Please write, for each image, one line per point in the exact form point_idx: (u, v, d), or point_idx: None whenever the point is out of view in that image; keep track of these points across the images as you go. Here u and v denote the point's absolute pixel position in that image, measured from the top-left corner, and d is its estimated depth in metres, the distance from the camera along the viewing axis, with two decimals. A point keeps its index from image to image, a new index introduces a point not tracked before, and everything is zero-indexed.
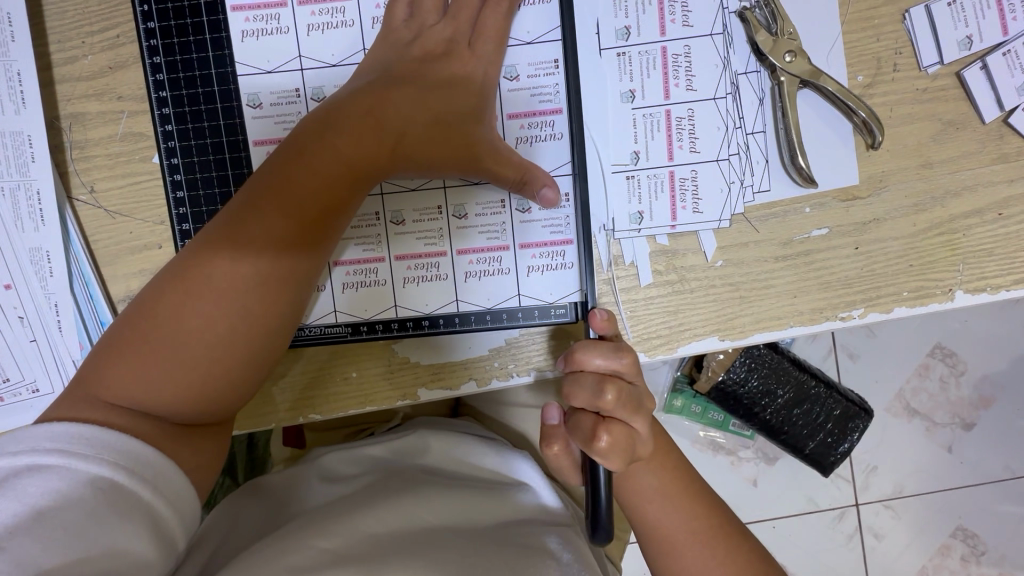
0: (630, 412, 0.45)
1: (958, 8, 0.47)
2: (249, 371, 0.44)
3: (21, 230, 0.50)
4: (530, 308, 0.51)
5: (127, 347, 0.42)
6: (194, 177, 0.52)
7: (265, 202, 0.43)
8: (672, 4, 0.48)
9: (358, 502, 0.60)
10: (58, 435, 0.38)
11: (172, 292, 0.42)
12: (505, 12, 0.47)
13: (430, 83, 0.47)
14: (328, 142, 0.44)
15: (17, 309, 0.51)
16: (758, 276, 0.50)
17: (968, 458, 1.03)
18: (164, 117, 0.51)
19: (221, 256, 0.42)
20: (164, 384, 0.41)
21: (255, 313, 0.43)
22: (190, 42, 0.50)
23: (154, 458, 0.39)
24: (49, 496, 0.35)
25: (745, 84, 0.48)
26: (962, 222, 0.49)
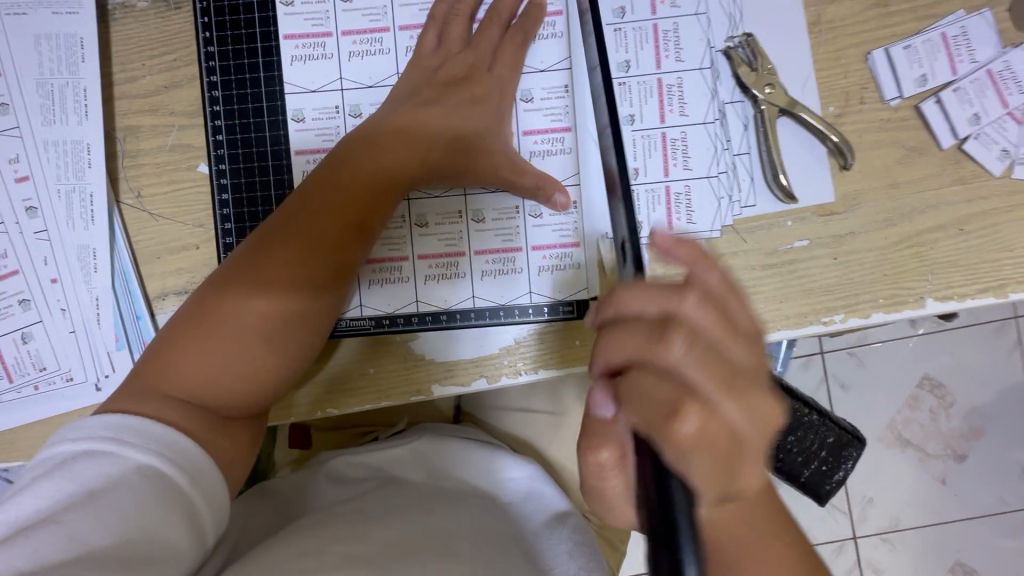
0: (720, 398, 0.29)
1: (913, 51, 0.54)
2: (292, 363, 0.49)
3: (72, 228, 0.55)
4: (538, 305, 0.55)
5: (181, 345, 0.45)
6: (239, 181, 0.56)
7: (314, 214, 0.48)
8: (667, 42, 0.55)
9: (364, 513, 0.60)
10: (111, 424, 0.41)
11: (225, 295, 0.46)
12: (521, 42, 0.54)
13: (455, 104, 0.53)
14: (370, 159, 0.50)
15: (60, 302, 0.55)
16: (747, 282, 0.55)
17: (961, 489, 1.12)
18: (216, 127, 0.56)
19: (273, 258, 0.47)
20: (216, 378, 0.45)
21: (302, 313, 0.48)
22: (246, 64, 0.56)
23: (191, 449, 0.42)
24: (101, 479, 0.39)
25: (731, 111, 0.55)
26: (928, 237, 0.54)
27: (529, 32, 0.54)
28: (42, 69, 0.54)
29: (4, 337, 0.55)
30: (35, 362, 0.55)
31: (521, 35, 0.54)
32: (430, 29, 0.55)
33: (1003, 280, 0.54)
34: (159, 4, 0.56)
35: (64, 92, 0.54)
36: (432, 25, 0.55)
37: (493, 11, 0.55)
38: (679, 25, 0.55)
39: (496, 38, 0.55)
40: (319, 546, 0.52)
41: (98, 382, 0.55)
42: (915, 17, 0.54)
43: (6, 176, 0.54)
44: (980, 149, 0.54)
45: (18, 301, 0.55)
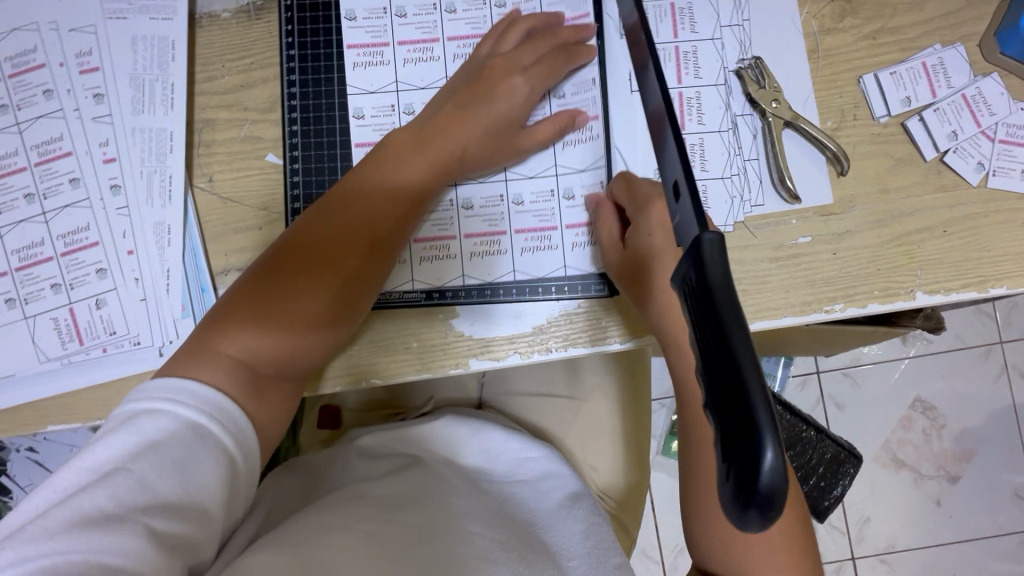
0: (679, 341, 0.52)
1: (899, 77, 0.62)
2: (331, 335, 0.54)
3: (151, 206, 0.61)
4: (565, 284, 0.61)
5: (234, 316, 0.50)
6: (309, 166, 0.63)
7: (358, 204, 0.55)
8: (687, 61, 0.63)
9: (394, 483, 0.63)
10: (170, 386, 0.46)
11: (277, 274, 0.52)
12: (563, 62, 0.61)
13: (493, 100, 0.58)
14: (411, 154, 0.56)
15: (134, 272, 0.60)
16: (757, 272, 0.61)
17: (955, 512, 1.18)
18: (292, 119, 0.63)
19: (327, 241, 0.53)
20: (265, 347, 0.50)
21: (344, 288, 0.53)
22: (322, 66, 0.64)
23: (237, 414, 0.47)
24: (161, 434, 0.43)
25: (742, 123, 0.62)
26: (916, 236, 0.61)
27: (569, 48, 0.62)
28: (136, 66, 0.61)
29: (80, 302, 0.60)
30: (106, 326, 0.60)
31: (562, 54, 0.61)
32: (489, 38, 0.62)
33: (983, 277, 0.61)
34: (241, 15, 0.64)
35: (154, 86, 0.61)
36: (488, 37, 0.62)
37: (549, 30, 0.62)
38: (698, 48, 0.63)
39: (539, 49, 0.61)
40: (346, 521, 0.55)
41: (162, 347, 0.60)
42: (899, 48, 0.63)
43: (96, 158, 0.60)
44: (958, 161, 0.61)
45: (96, 270, 0.60)
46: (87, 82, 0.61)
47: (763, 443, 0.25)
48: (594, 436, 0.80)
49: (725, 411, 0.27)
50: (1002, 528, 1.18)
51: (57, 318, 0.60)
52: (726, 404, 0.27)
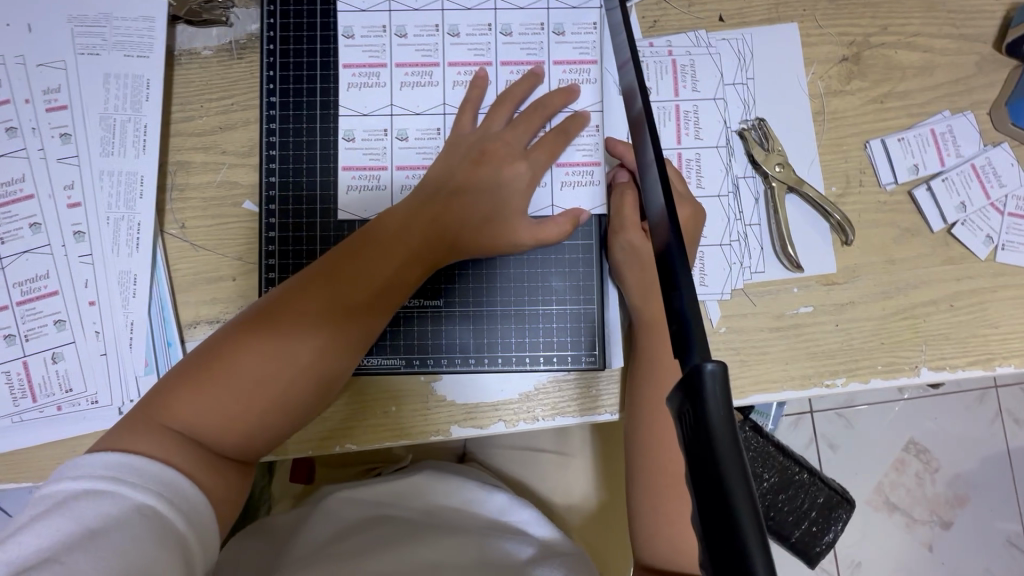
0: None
1: (906, 143, 0.60)
2: (281, 416, 0.48)
3: (116, 254, 0.57)
4: (550, 353, 0.58)
5: (186, 385, 0.46)
6: (287, 208, 0.58)
7: (325, 277, 0.50)
8: (687, 121, 0.60)
9: (368, 549, 0.60)
10: (112, 463, 0.41)
11: (235, 344, 0.47)
12: (562, 142, 0.56)
13: (480, 191, 0.54)
14: (397, 236, 0.52)
15: (95, 325, 0.56)
16: (756, 342, 0.58)
17: (948, 558, 1.13)
18: (271, 156, 0.59)
19: (296, 321, 0.48)
20: (212, 422, 0.46)
21: (301, 370, 0.48)
22: (304, 101, 0.59)
23: (191, 491, 0.43)
24: (101, 517, 0.39)
25: (744, 185, 0.60)
26: (921, 310, 0.59)
27: (569, 136, 0.57)
28: (108, 105, 0.58)
29: (35, 356, 0.56)
30: (61, 383, 0.56)
31: (558, 145, 0.56)
32: (465, 112, 0.57)
33: (990, 355, 0.58)
34: (223, 53, 0.61)
35: (125, 127, 0.58)
36: (466, 107, 0.57)
37: (540, 106, 0.56)
38: (698, 108, 0.60)
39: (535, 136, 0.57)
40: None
41: (122, 406, 0.56)
42: (907, 114, 0.61)
43: (60, 201, 0.57)
44: (966, 233, 0.59)
45: (54, 322, 0.56)
46: (53, 121, 0.57)
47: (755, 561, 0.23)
48: (579, 492, 0.76)
49: (707, 519, 0.24)
50: None
51: (9, 372, 0.56)
52: (707, 515, 0.24)
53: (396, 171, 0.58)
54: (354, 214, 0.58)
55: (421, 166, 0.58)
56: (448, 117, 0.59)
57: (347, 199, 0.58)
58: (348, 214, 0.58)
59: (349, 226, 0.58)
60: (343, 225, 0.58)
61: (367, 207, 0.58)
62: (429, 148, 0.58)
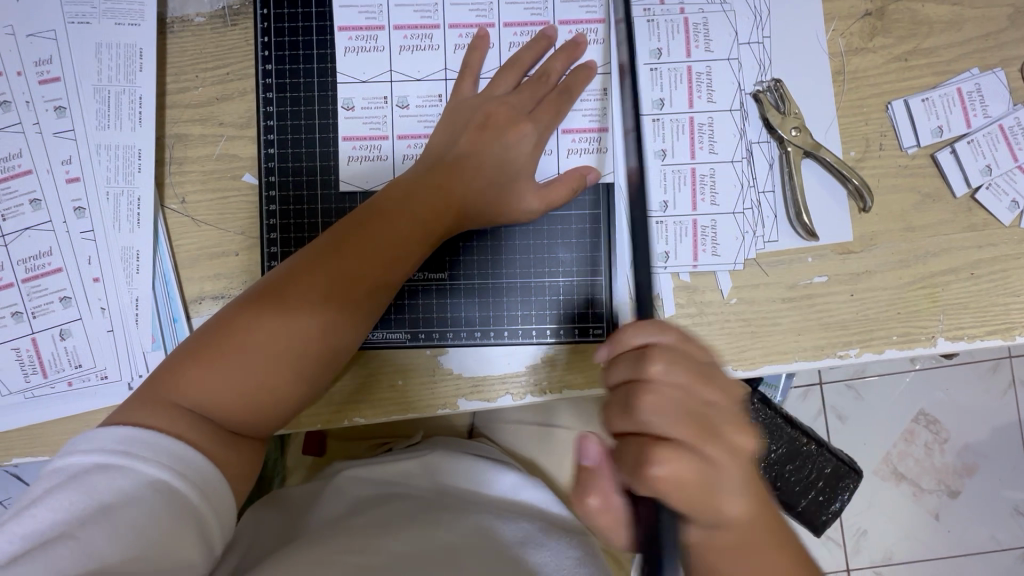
0: (690, 433, 0.38)
1: (931, 104, 0.57)
2: (287, 390, 0.47)
3: (118, 230, 0.56)
4: (557, 326, 0.57)
5: (193, 361, 0.46)
6: (287, 180, 0.57)
7: (329, 252, 0.49)
8: (699, 83, 0.57)
9: (384, 522, 0.60)
10: (122, 438, 0.41)
11: (240, 320, 0.47)
12: (568, 102, 0.54)
13: (482, 157, 0.53)
14: (397, 205, 0.51)
15: (100, 301, 0.56)
16: (767, 313, 0.57)
17: (955, 526, 1.14)
18: (268, 128, 0.57)
19: (299, 293, 0.47)
20: (220, 398, 0.45)
21: (308, 344, 0.47)
22: (301, 69, 0.57)
23: (202, 463, 0.42)
24: (113, 493, 0.39)
25: (758, 151, 0.57)
26: (940, 278, 0.57)
27: (573, 94, 0.55)
28: (100, 76, 0.56)
29: (43, 332, 0.56)
30: (71, 359, 0.56)
31: (561, 104, 0.54)
32: (465, 77, 0.55)
33: (1010, 324, 0.57)
34: (216, 20, 0.58)
35: (120, 99, 0.56)
36: (466, 73, 0.55)
37: (542, 71, 0.55)
38: (712, 69, 0.57)
39: (539, 98, 0.55)
40: (330, 555, 0.53)
41: (132, 381, 0.56)
42: (933, 72, 0.57)
43: (58, 177, 0.56)
44: (991, 198, 0.57)
45: (59, 298, 0.56)
46: (46, 94, 0.56)
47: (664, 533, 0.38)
48: None
49: None
50: (999, 543, 1.14)
51: (19, 349, 0.56)
52: None
53: (397, 140, 0.57)
54: (355, 185, 0.57)
55: (422, 135, 0.57)
56: (449, 82, 0.56)
57: (349, 171, 0.57)
58: (350, 186, 0.57)
59: (350, 197, 0.57)
60: (345, 198, 0.57)
61: (368, 178, 0.57)
62: (431, 116, 0.56)
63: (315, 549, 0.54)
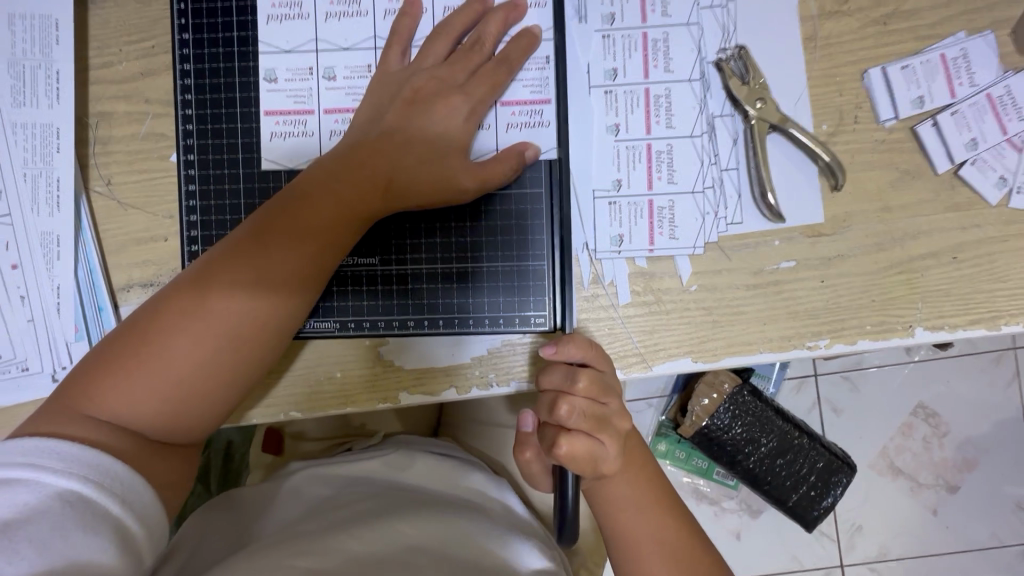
0: (591, 426, 0.44)
1: (911, 72, 0.52)
2: (222, 391, 0.45)
3: (37, 214, 0.53)
4: (497, 314, 0.53)
5: (110, 363, 0.42)
6: (207, 157, 0.54)
7: (256, 242, 0.45)
8: (656, 51, 0.53)
9: (336, 524, 0.58)
10: (28, 449, 0.37)
11: (161, 319, 0.43)
12: (506, 72, 0.50)
13: (413, 132, 0.49)
14: (326, 187, 0.47)
15: (19, 289, 0.53)
16: (730, 301, 0.53)
17: (952, 523, 1.10)
18: (186, 102, 0.54)
19: (222, 286, 0.43)
20: (144, 404, 0.42)
21: (241, 343, 0.44)
22: (219, 38, 0.53)
23: (124, 472, 0.39)
24: (17, 510, 0.35)
25: (720, 125, 0.53)
26: (919, 263, 0.52)
27: (513, 65, 0.50)
28: (14, 50, 0.53)
29: None
30: None
31: (500, 76, 0.50)
32: (394, 46, 0.51)
33: (996, 312, 0.52)
34: None
35: (36, 74, 0.53)
36: (394, 41, 0.51)
37: (476, 39, 0.50)
38: (668, 35, 0.53)
39: (475, 68, 0.50)
40: (279, 561, 0.50)
41: (54, 373, 0.54)
42: (914, 36, 0.52)
43: None
44: (976, 175, 0.52)
45: None
46: None
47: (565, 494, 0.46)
48: None
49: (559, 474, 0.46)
50: (1000, 541, 1.09)
51: None
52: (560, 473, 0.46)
53: (323, 115, 0.53)
54: (279, 164, 0.53)
55: (350, 108, 0.53)
56: (379, 51, 0.52)
57: (271, 148, 0.53)
58: (271, 164, 0.53)
59: (274, 176, 0.53)
60: (268, 175, 0.53)
61: (292, 156, 0.53)
62: (360, 88, 0.52)
63: (260, 554, 0.52)
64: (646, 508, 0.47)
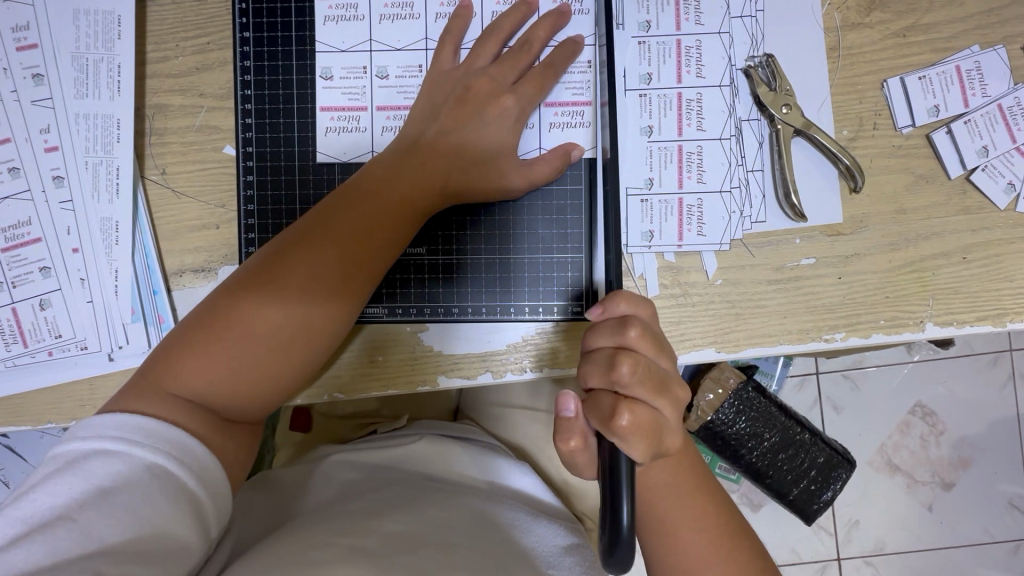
0: (651, 391, 0.43)
1: (928, 82, 0.55)
2: (291, 375, 0.48)
3: (97, 200, 0.56)
4: (535, 304, 0.56)
5: (191, 346, 0.45)
6: (264, 150, 0.57)
7: (325, 237, 0.47)
8: (688, 58, 0.56)
9: (370, 505, 0.59)
10: (121, 423, 0.41)
11: (235, 306, 0.46)
12: (552, 75, 0.53)
13: (466, 132, 0.52)
14: (388, 187, 0.50)
15: (79, 272, 0.56)
16: (754, 295, 0.56)
17: (946, 518, 1.12)
18: (246, 96, 0.57)
19: (293, 278, 0.46)
20: (222, 386, 0.45)
21: (310, 333, 0.47)
22: (278, 36, 0.57)
23: (200, 450, 0.42)
24: (111, 477, 0.39)
25: (747, 129, 0.56)
26: (931, 263, 0.56)
27: (559, 69, 0.54)
28: (78, 44, 0.55)
29: (23, 302, 0.56)
30: (51, 329, 0.56)
31: (546, 78, 0.53)
32: (446, 45, 0.54)
33: (1001, 310, 0.55)
34: None
35: (98, 67, 0.56)
36: (447, 39, 0.54)
37: (525, 41, 0.53)
38: (701, 43, 0.56)
39: (522, 70, 0.53)
40: (323, 539, 0.51)
41: (111, 352, 0.56)
42: (931, 49, 0.56)
43: (36, 145, 0.56)
44: (987, 180, 0.55)
45: (39, 269, 0.56)
46: (24, 61, 0.55)
47: (620, 504, 0.40)
48: None
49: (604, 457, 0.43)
50: (993, 537, 1.12)
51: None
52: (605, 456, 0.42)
53: (376, 112, 0.56)
54: (332, 157, 0.57)
55: (402, 106, 0.56)
56: (430, 52, 0.56)
57: (326, 142, 0.57)
58: (327, 157, 0.57)
59: (328, 169, 0.57)
60: (322, 168, 0.57)
61: (347, 150, 0.57)
62: (411, 87, 0.56)
63: (302, 532, 0.53)
64: (685, 495, 0.49)
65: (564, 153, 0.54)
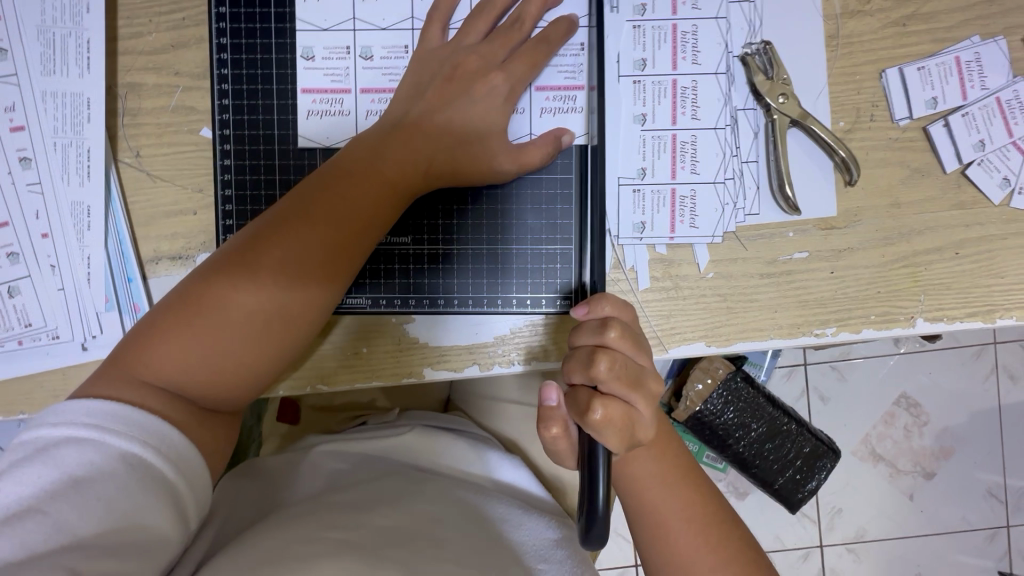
0: (625, 387, 0.42)
1: (927, 73, 0.54)
2: (269, 362, 0.46)
3: (67, 184, 0.53)
4: (523, 295, 0.55)
5: (163, 331, 0.43)
6: (242, 134, 0.55)
7: (304, 219, 0.46)
8: (684, 43, 0.54)
9: (359, 499, 0.57)
10: (92, 411, 0.39)
11: (208, 289, 0.44)
12: (545, 51, 0.52)
13: (452, 114, 0.50)
14: (369, 166, 0.48)
15: (49, 258, 0.54)
16: (746, 289, 0.55)
17: (926, 506, 1.14)
18: (222, 76, 0.55)
19: (270, 259, 0.45)
20: (198, 372, 0.43)
21: (288, 318, 0.45)
22: (257, 13, 0.54)
23: (177, 439, 0.41)
24: (84, 467, 0.37)
25: (743, 118, 0.55)
26: (923, 258, 0.55)
27: (551, 45, 0.52)
28: (45, 17, 0.53)
29: None
30: (20, 318, 0.54)
31: (538, 55, 0.51)
32: (435, 24, 0.52)
33: (991, 306, 0.55)
34: None
35: (66, 42, 0.53)
36: (435, 19, 0.52)
37: (516, 18, 0.52)
38: (698, 28, 0.54)
39: (514, 48, 0.52)
40: (310, 533, 0.50)
41: (85, 341, 0.54)
42: (931, 39, 0.54)
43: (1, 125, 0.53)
44: (982, 175, 0.54)
45: (6, 254, 0.54)
46: None
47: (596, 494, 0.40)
48: None
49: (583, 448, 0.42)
50: (969, 524, 1.14)
51: None
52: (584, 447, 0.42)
53: (360, 94, 0.54)
54: (315, 142, 0.55)
55: (386, 88, 0.54)
56: (417, 32, 0.54)
57: (308, 126, 0.55)
58: (309, 142, 0.55)
59: (310, 153, 0.55)
60: (303, 152, 0.55)
61: (329, 133, 0.55)
62: (396, 70, 0.54)
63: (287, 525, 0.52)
64: (683, 492, 0.48)
65: (551, 137, 0.52)
